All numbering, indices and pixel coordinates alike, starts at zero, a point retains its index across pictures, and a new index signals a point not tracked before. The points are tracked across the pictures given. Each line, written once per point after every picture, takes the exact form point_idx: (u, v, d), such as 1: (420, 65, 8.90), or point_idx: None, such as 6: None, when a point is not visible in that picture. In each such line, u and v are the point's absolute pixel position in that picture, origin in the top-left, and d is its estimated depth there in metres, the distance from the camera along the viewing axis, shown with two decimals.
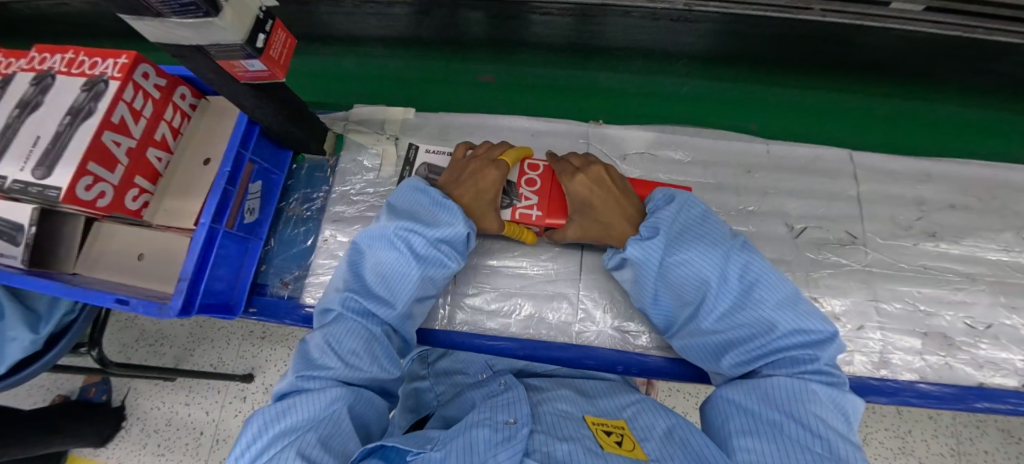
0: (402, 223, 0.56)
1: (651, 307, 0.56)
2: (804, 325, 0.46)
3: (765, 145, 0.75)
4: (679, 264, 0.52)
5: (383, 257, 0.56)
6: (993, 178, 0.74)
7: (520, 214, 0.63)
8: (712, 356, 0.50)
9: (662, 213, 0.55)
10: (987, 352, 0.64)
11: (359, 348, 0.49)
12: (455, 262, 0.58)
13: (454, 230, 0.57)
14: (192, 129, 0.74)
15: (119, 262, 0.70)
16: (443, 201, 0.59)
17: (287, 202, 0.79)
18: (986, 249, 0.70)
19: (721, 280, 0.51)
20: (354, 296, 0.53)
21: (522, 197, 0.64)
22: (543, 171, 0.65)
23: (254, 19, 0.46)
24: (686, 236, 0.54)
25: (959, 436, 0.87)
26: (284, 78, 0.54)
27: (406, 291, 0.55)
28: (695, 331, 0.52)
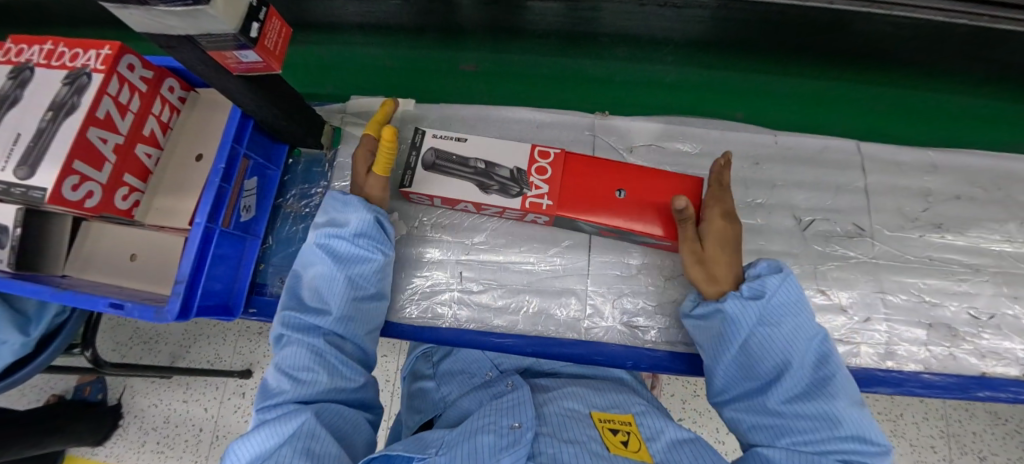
0: (320, 231, 0.57)
1: (718, 363, 0.52)
2: (869, 440, 0.43)
3: (773, 137, 0.74)
4: (770, 334, 0.49)
5: (313, 270, 0.56)
6: (999, 169, 0.74)
7: (532, 204, 0.61)
8: (764, 436, 0.46)
9: (771, 280, 0.51)
10: (990, 342, 0.65)
11: (308, 362, 0.48)
12: (378, 254, 0.58)
13: (360, 219, 0.57)
14: (182, 123, 0.71)
15: (111, 263, 0.68)
16: (348, 198, 0.59)
17: (285, 199, 0.77)
18: (990, 239, 0.70)
19: (807, 366, 0.47)
20: (290, 315, 0.52)
21: (533, 186, 0.62)
22: (554, 158, 0.63)
23: (247, 7, 0.43)
24: (783, 310, 0.51)
25: (949, 418, 0.89)
26: (280, 69, 0.52)
27: (341, 294, 0.54)
28: (756, 405, 0.48)
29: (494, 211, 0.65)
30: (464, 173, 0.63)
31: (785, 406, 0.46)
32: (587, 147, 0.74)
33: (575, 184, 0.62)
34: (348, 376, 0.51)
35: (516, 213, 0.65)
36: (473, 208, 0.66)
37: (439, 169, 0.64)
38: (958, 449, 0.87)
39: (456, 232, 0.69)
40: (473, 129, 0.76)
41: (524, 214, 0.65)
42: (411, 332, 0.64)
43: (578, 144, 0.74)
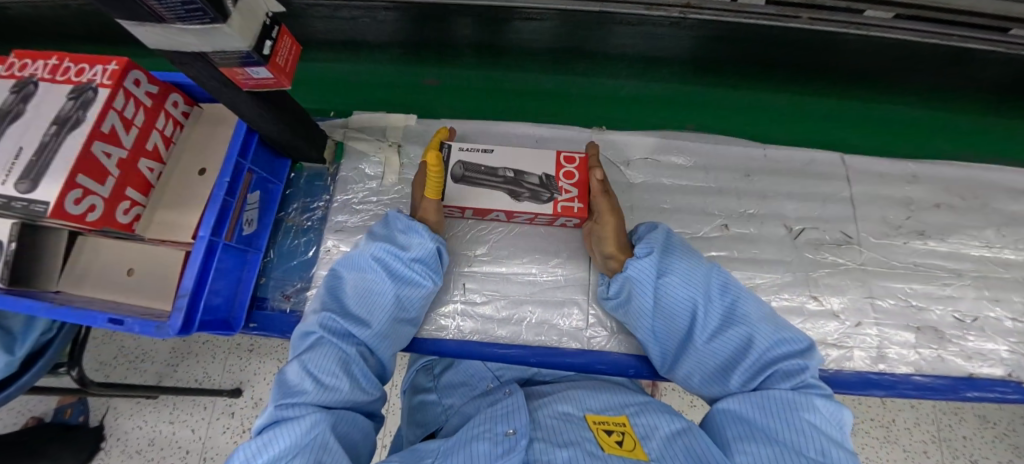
0: (379, 245, 0.59)
1: (648, 333, 0.59)
2: (786, 337, 0.51)
3: (762, 150, 0.77)
4: (672, 284, 0.57)
5: (360, 279, 0.58)
6: (974, 178, 0.78)
7: (563, 208, 0.64)
8: (717, 380, 0.53)
9: (653, 237, 0.61)
10: (975, 344, 0.68)
11: (339, 369, 0.48)
12: (430, 282, 0.60)
13: (427, 246, 0.60)
14: (185, 138, 0.72)
15: (107, 278, 0.67)
16: (414, 225, 0.61)
17: (287, 213, 0.77)
18: (970, 245, 0.73)
19: (709, 299, 0.56)
20: (332, 315, 0.53)
21: (562, 191, 0.65)
22: (580, 163, 0.66)
23: (259, 25, 0.45)
24: (672, 258, 0.60)
25: (940, 423, 0.91)
26: (289, 85, 0.53)
27: (385, 309, 0.56)
28: (693, 357, 0.55)
29: (525, 218, 0.67)
30: (495, 181, 0.65)
31: (710, 346, 0.54)
32: None
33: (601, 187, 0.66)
34: (366, 389, 0.50)
35: (546, 218, 0.67)
36: (503, 216, 0.67)
37: (470, 180, 0.66)
38: (950, 452, 0.88)
39: (459, 244, 0.70)
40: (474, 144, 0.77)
41: (554, 219, 0.67)
42: (414, 344, 0.64)
43: None
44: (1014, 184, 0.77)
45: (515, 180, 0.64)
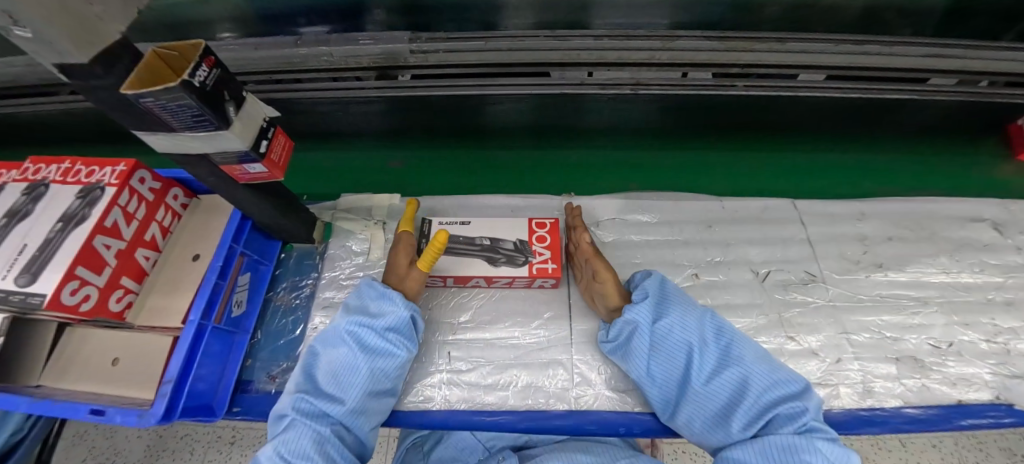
0: (351, 319, 0.61)
1: (649, 378, 0.61)
2: (783, 377, 0.56)
3: (720, 202, 0.84)
4: (671, 327, 0.61)
5: (334, 355, 0.59)
6: (917, 211, 0.85)
7: (539, 270, 0.68)
8: (721, 423, 0.55)
9: (649, 283, 0.66)
10: (957, 370, 0.69)
11: (311, 452, 0.51)
12: (404, 351, 0.61)
13: (397, 315, 0.61)
14: (182, 227, 0.76)
15: (92, 369, 0.67)
16: (385, 292, 0.63)
17: (275, 293, 0.79)
18: (928, 273, 0.78)
19: (707, 343, 0.60)
20: (303, 397, 0.55)
21: (537, 254, 0.69)
22: (550, 228, 0.71)
23: (257, 128, 0.52)
24: (668, 302, 0.64)
25: (966, 460, 0.85)
26: (281, 177, 0.59)
27: (358, 384, 0.57)
28: (694, 400, 0.58)
29: (504, 282, 0.70)
30: (473, 250, 0.69)
31: (711, 389, 0.57)
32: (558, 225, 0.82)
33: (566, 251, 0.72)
34: None
35: (524, 281, 0.71)
36: (483, 281, 0.70)
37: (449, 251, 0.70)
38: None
39: (443, 312, 0.72)
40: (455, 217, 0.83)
41: (532, 281, 0.70)
42: (402, 417, 0.64)
43: None
44: (954, 213, 0.84)
45: (492, 248, 0.68)
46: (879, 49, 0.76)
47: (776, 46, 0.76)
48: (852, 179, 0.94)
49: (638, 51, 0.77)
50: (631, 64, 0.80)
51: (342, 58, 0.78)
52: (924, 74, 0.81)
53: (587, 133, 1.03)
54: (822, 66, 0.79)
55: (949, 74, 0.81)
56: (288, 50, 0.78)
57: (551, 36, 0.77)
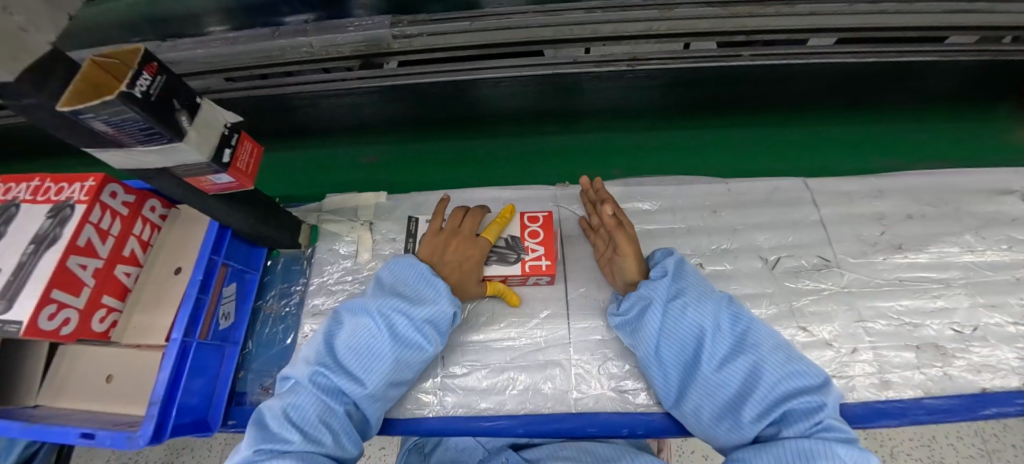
0: (386, 299, 0.57)
1: (657, 357, 0.58)
2: (802, 370, 0.51)
3: (725, 185, 0.79)
4: (686, 307, 0.58)
5: (359, 328, 0.57)
6: (941, 185, 0.78)
7: (531, 267, 0.64)
8: (729, 413, 0.52)
9: (668, 262, 0.63)
10: (981, 355, 0.65)
11: (314, 421, 0.49)
12: (433, 346, 0.58)
13: (441, 308, 0.58)
14: (162, 239, 0.73)
15: (85, 388, 0.65)
16: (431, 278, 0.60)
17: (265, 301, 0.77)
18: (952, 252, 0.73)
19: (723, 329, 0.57)
20: (324, 371, 0.53)
21: (529, 250, 0.65)
22: (543, 220, 0.66)
23: (217, 136, 0.48)
24: (687, 284, 0.61)
25: (984, 434, 0.82)
26: (252, 185, 0.56)
27: (382, 370, 0.55)
28: (703, 386, 0.54)
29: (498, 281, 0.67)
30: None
31: (721, 377, 0.53)
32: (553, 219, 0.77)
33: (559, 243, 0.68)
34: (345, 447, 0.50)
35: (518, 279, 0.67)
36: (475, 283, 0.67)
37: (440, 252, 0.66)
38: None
39: None
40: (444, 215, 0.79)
41: (527, 279, 0.67)
42: (397, 426, 0.62)
43: None
44: (981, 185, 0.78)
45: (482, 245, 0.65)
46: (896, 6, 0.67)
47: (783, 10, 0.68)
48: (855, 155, 0.90)
49: (634, 23, 0.70)
50: (629, 38, 0.74)
51: (322, 48, 0.73)
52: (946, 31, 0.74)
53: (577, 115, 0.97)
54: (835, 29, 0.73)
55: (973, 31, 0.74)
56: (265, 44, 0.71)
57: (540, 11, 0.70)
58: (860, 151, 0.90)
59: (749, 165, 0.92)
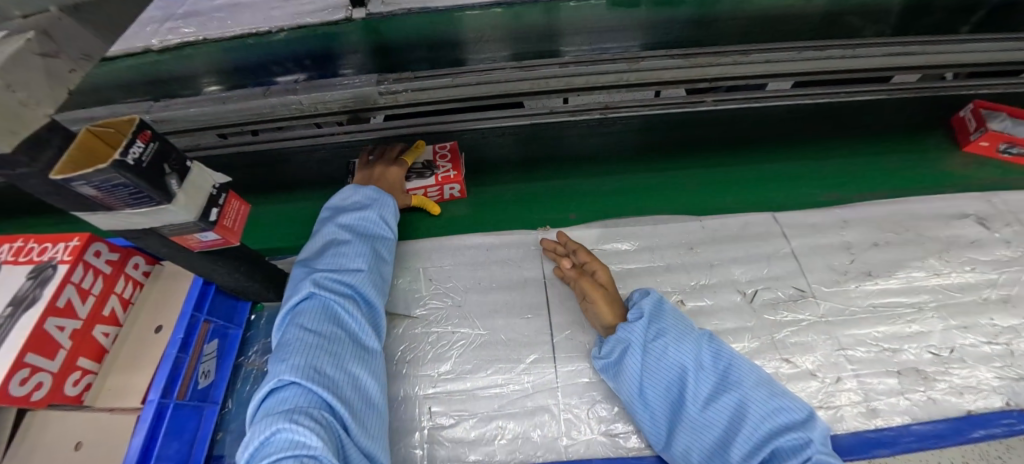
0: (339, 220, 0.72)
1: (643, 401, 0.58)
2: (784, 404, 0.53)
3: (699, 222, 0.83)
4: (666, 347, 0.59)
5: (329, 246, 0.68)
6: (901, 212, 0.83)
7: (443, 176, 0.85)
8: (717, 449, 0.53)
9: (644, 302, 0.64)
10: (961, 377, 0.66)
11: (331, 321, 0.58)
12: (390, 233, 0.74)
13: (385, 202, 0.74)
14: (144, 297, 0.73)
15: (48, 459, 0.61)
16: (365, 190, 0.75)
17: (246, 357, 0.75)
18: (919, 277, 0.76)
19: (704, 367, 0.58)
20: (318, 279, 0.62)
21: (440, 167, 0.87)
22: (449, 146, 0.90)
23: (206, 196, 0.50)
24: (663, 322, 0.62)
25: None
26: (238, 241, 0.57)
27: (362, 255, 0.67)
28: (691, 427, 0.55)
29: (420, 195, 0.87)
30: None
31: (708, 416, 0.54)
32: (535, 261, 0.80)
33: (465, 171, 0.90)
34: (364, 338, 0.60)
35: (435, 191, 0.88)
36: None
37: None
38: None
39: (421, 365, 0.69)
40: (429, 262, 0.80)
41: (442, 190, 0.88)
42: None
43: (527, 258, 0.80)
44: (938, 211, 0.83)
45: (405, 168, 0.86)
46: (841, 52, 0.76)
47: (740, 58, 0.76)
48: (808, 189, 0.89)
49: (604, 74, 0.76)
50: (600, 88, 0.80)
51: (311, 105, 0.76)
52: (885, 71, 0.82)
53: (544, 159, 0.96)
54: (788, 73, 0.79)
55: (912, 71, 0.82)
56: (257, 103, 0.75)
57: (517, 67, 0.77)
58: (814, 186, 0.90)
59: (712, 201, 0.88)
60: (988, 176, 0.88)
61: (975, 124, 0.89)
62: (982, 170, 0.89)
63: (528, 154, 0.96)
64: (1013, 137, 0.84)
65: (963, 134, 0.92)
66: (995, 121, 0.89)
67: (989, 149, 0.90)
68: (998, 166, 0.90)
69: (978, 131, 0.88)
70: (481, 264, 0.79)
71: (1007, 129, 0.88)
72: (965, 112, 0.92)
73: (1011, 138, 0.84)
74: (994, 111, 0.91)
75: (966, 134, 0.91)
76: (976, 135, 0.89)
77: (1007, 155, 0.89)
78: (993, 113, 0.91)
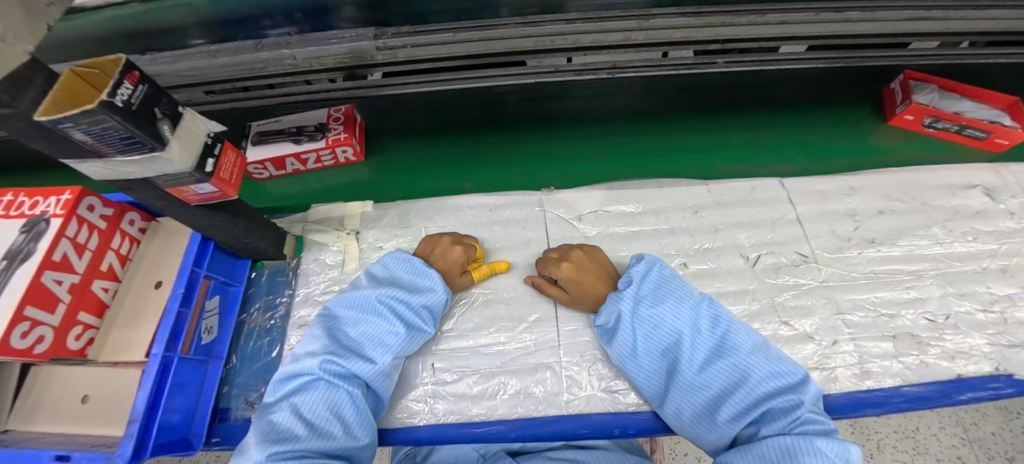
0: (386, 290, 0.61)
1: (637, 366, 0.59)
2: (778, 369, 0.53)
3: (705, 187, 0.82)
4: (662, 313, 0.59)
5: (360, 320, 0.59)
6: (909, 181, 0.82)
7: (333, 139, 0.83)
8: (707, 411, 0.53)
9: (639, 265, 0.65)
10: (955, 343, 0.67)
11: (329, 413, 0.50)
12: (431, 327, 0.63)
13: (437, 294, 0.64)
14: (142, 253, 0.72)
15: (59, 408, 0.61)
16: (423, 269, 0.65)
17: (249, 314, 0.75)
18: (922, 245, 0.76)
19: (702, 332, 0.58)
20: (333, 358, 0.54)
21: (331, 130, 0.85)
22: (344, 109, 0.87)
23: (201, 145, 0.48)
24: (662, 291, 0.62)
25: (964, 423, 0.81)
26: (236, 194, 0.56)
27: (390, 347, 0.58)
28: (684, 388, 0.55)
29: (314, 159, 0.86)
30: (284, 137, 0.85)
31: (703, 378, 0.55)
32: (539, 223, 0.79)
33: (359, 131, 0.90)
34: (354, 433, 0.50)
35: (329, 155, 0.86)
36: (297, 162, 0.87)
37: (268, 141, 0.86)
38: (984, 454, 0.78)
39: None
40: (431, 223, 0.80)
41: (334, 152, 0.86)
42: (386, 434, 0.61)
43: (531, 220, 0.80)
44: (948, 181, 0.82)
45: (297, 131, 0.84)
46: (860, 15, 0.71)
47: (754, 19, 0.71)
48: (734, 162, 0.87)
49: (612, 33, 0.72)
50: (608, 46, 0.76)
51: (304, 60, 0.73)
52: (905, 37, 0.79)
53: (531, 122, 0.94)
54: (803, 35, 0.76)
55: (931, 38, 0.79)
56: (248, 57, 0.71)
57: (522, 22, 0.72)
58: (720, 158, 0.88)
59: (720, 166, 0.87)
60: (908, 151, 0.87)
61: (901, 96, 0.85)
62: (908, 145, 0.87)
63: (536, 113, 0.95)
64: (936, 109, 0.81)
65: (890, 106, 0.88)
66: (920, 94, 0.83)
67: (914, 123, 0.86)
68: (932, 141, 0.87)
69: (903, 103, 0.85)
70: (485, 225, 0.79)
71: (934, 103, 0.82)
72: (895, 84, 0.87)
73: (933, 111, 0.81)
74: (924, 83, 0.84)
75: (891, 107, 0.88)
76: (901, 108, 0.85)
77: (932, 129, 0.86)
78: (922, 85, 0.84)
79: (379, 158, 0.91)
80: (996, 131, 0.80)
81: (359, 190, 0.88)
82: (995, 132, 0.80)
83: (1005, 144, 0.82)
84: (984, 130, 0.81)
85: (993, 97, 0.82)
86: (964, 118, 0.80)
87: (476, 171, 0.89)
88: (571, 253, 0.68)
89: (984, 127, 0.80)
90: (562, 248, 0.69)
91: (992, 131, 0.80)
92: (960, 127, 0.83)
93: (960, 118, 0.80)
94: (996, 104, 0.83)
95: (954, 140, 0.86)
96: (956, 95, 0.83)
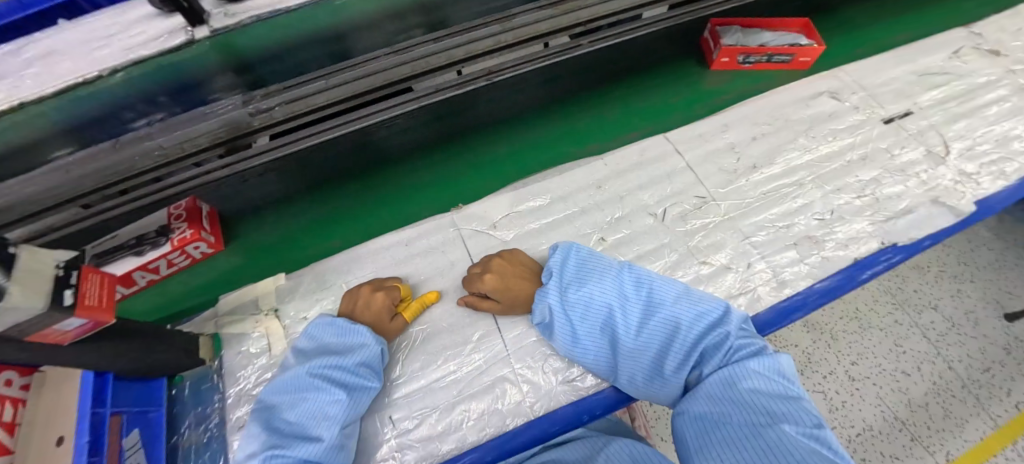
0: (317, 361, 0.58)
1: (583, 349, 0.61)
2: (701, 309, 0.57)
3: (603, 161, 0.86)
4: (590, 293, 0.62)
5: (298, 401, 0.56)
6: (769, 105, 0.91)
7: (181, 238, 0.73)
8: (655, 369, 0.56)
9: (557, 255, 0.67)
10: (844, 232, 0.76)
11: None
12: (376, 381, 0.61)
13: (370, 347, 0.62)
14: (31, 412, 0.63)
15: None
16: (350, 327, 0.63)
17: (181, 435, 0.69)
18: (795, 157, 0.85)
19: (630, 297, 0.61)
20: (276, 451, 0.50)
21: (175, 229, 0.73)
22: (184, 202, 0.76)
23: (52, 277, 0.44)
24: (585, 272, 0.65)
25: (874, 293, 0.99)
26: (113, 317, 0.51)
27: (335, 417, 0.55)
28: (630, 355, 0.58)
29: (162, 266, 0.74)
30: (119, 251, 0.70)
31: (643, 340, 0.58)
32: (457, 243, 0.79)
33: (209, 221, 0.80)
34: None
35: (180, 256, 0.75)
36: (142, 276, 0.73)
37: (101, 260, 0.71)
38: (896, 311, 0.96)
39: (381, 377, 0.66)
40: (352, 276, 0.78)
41: (185, 251, 0.75)
42: None
43: (449, 243, 0.80)
44: (800, 95, 0.92)
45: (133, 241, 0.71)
46: None
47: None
48: (625, 129, 0.91)
49: (481, 40, 0.75)
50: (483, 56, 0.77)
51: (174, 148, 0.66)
52: None
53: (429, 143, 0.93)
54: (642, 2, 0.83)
55: None
56: None
57: (391, 52, 0.72)
58: (590, 139, 0.91)
59: (615, 135, 0.91)
60: (734, 89, 0.95)
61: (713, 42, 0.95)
62: (732, 84, 0.96)
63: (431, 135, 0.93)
64: (743, 46, 0.91)
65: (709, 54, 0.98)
66: (727, 37, 0.94)
67: (731, 63, 0.96)
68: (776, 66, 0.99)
69: (716, 48, 0.95)
70: (406, 261, 0.78)
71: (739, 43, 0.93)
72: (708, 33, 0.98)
73: (741, 48, 0.91)
74: (728, 27, 0.96)
75: (709, 54, 0.97)
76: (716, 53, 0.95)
77: (748, 64, 0.96)
78: (727, 29, 0.96)
79: (245, 238, 0.84)
80: (796, 51, 0.92)
81: (228, 279, 0.80)
82: (795, 52, 0.92)
83: (808, 60, 0.94)
84: (787, 53, 0.92)
85: (789, 21, 0.96)
86: (767, 48, 0.92)
87: (382, 210, 0.86)
88: (493, 262, 0.68)
89: (786, 51, 0.92)
90: (483, 260, 0.69)
91: (794, 52, 0.92)
92: (768, 56, 0.94)
93: (763, 48, 0.92)
94: (794, 27, 0.97)
95: (769, 69, 0.97)
96: (756, 30, 0.96)
